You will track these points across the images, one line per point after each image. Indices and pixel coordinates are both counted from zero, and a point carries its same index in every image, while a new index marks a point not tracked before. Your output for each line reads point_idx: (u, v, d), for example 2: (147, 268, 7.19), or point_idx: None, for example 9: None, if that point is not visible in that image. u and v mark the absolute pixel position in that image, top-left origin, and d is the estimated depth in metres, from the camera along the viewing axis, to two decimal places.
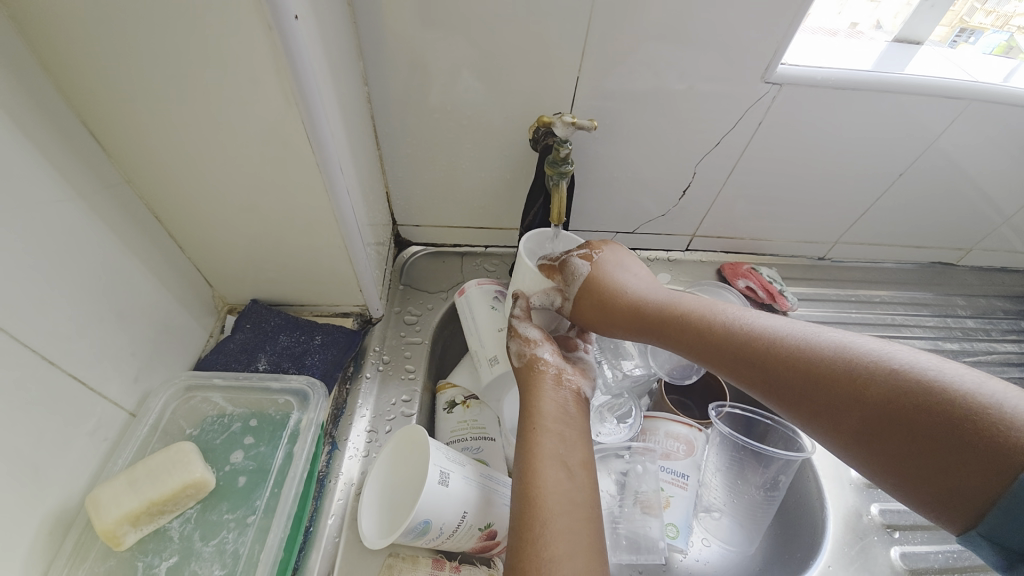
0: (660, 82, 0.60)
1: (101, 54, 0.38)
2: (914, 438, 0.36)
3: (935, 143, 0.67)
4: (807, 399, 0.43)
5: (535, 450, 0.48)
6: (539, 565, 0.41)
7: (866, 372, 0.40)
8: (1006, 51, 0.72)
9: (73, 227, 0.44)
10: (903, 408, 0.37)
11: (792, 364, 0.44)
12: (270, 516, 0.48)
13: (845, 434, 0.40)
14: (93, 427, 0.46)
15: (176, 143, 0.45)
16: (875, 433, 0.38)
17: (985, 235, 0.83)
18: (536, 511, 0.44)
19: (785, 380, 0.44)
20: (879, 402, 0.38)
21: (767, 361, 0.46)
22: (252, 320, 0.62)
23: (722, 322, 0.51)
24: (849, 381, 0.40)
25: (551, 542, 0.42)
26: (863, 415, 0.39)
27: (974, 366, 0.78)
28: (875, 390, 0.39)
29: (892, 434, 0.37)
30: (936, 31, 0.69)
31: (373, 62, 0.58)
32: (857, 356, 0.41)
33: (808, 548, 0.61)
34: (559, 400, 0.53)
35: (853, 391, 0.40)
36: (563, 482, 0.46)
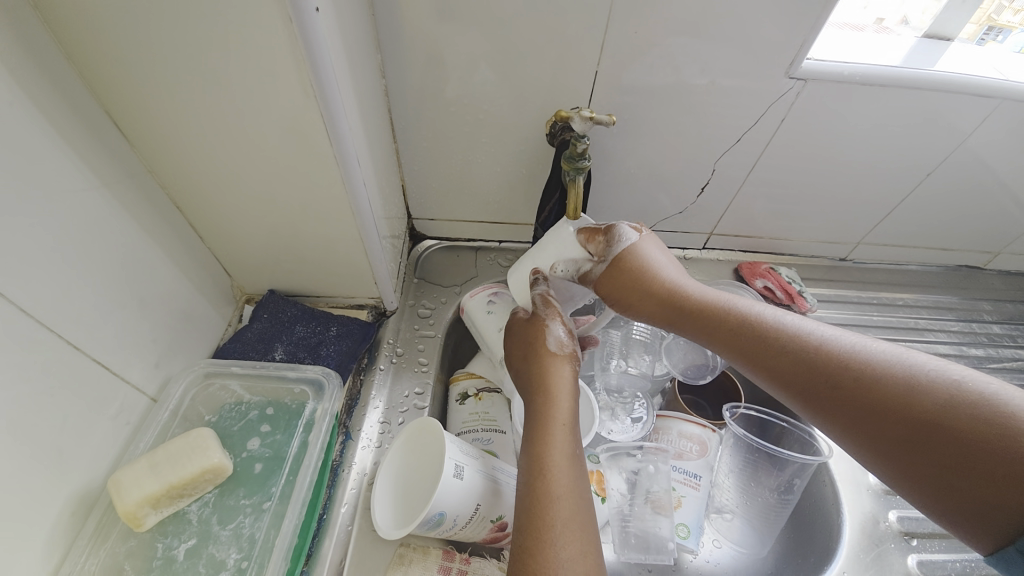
0: (679, 77, 0.60)
1: (127, 45, 0.39)
2: (951, 455, 0.35)
3: (964, 142, 0.65)
4: (838, 403, 0.41)
5: (548, 445, 0.47)
6: (555, 563, 0.40)
7: (910, 384, 0.38)
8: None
9: (99, 216, 0.45)
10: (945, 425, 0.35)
11: (825, 365, 0.42)
12: (285, 503, 0.48)
13: (874, 444, 0.39)
14: (116, 411, 0.47)
15: (198, 134, 0.46)
16: (908, 446, 0.37)
17: (1014, 238, 0.80)
18: (550, 508, 0.43)
19: (816, 381, 0.42)
20: (920, 417, 0.37)
21: (798, 361, 0.44)
22: (269, 309, 0.63)
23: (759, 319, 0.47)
24: (888, 390, 0.38)
25: (566, 540, 0.41)
26: (906, 428, 0.37)
27: (999, 372, 0.76)
28: (915, 403, 0.37)
29: (927, 449, 0.36)
30: (966, 28, 0.67)
31: (392, 56, 0.58)
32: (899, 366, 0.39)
33: (822, 554, 0.60)
34: (573, 390, 0.52)
35: (901, 403, 0.38)
36: (575, 479, 0.46)
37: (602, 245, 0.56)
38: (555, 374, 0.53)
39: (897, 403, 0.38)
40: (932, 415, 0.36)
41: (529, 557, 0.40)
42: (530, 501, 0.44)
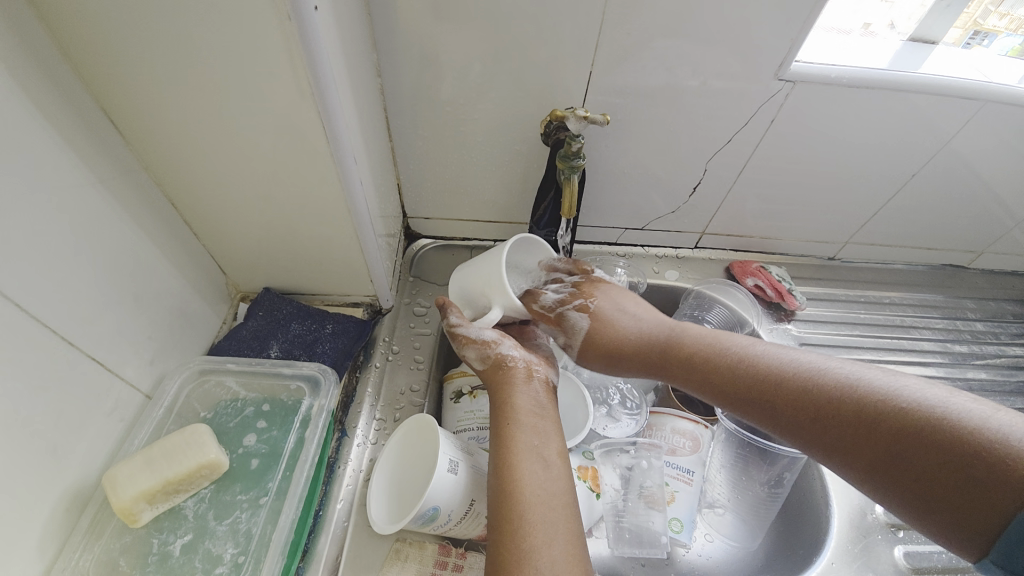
0: (671, 78, 0.60)
1: (122, 41, 0.39)
2: (920, 464, 0.37)
3: (949, 143, 0.67)
4: (815, 426, 0.44)
5: (511, 443, 0.50)
6: (520, 552, 0.42)
7: (864, 403, 0.41)
8: (1021, 54, 0.71)
9: (95, 211, 0.44)
10: (909, 432, 0.38)
11: (794, 390, 0.46)
12: (281, 499, 0.49)
13: (855, 462, 0.41)
14: (111, 407, 0.47)
15: (193, 132, 0.46)
16: (883, 459, 0.39)
17: (997, 238, 0.82)
18: (512, 501, 0.46)
19: (791, 411, 0.45)
20: (886, 429, 0.39)
21: (773, 387, 0.47)
22: (265, 307, 0.63)
23: (727, 360, 0.52)
24: (857, 407, 0.42)
25: (528, 531, 0.44)
26: (872, 448, 0.40)
27: (982, 369, 0.78)
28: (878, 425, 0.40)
29: (897, 460, 0.38)
30: (949, 34, 0.68)
31: (388, 55, 0.59)
32: (856, 381, 0.43)
33: (811, 545, 0.61)
34: (532, 397, 0.55)
35: (862, 426, 0.41)
36: (539, 472, 0.48)
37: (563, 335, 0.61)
38: (509, 369, 0.57)
39: (864, 419, 0.41)
40: (897, 427, 0.39)
41: (497, 548, 0.43)
42: (499, 497, 0.46)
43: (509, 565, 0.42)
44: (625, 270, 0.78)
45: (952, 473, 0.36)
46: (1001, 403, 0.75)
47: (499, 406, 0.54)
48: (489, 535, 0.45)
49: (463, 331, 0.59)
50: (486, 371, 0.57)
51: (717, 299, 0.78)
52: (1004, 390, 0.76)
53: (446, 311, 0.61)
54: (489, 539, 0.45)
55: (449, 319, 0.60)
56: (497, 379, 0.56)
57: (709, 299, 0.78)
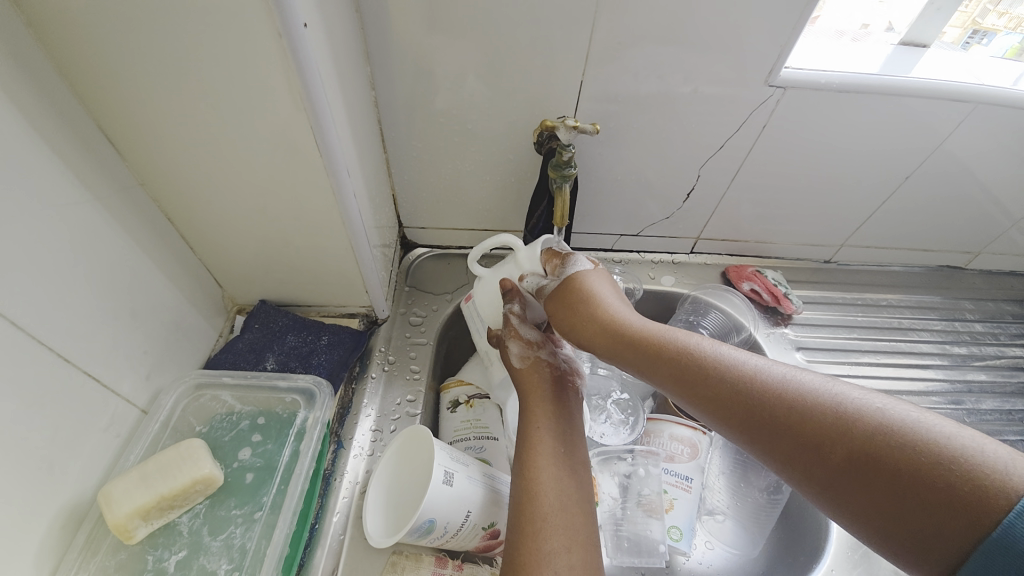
0: (663, 86, 0.61)
1: (117, 60, 0.40)
2: (892, 487, 0.34)
3: (941, 145, 0.67)
4: (783, 432, 0.40)
5: (535, 447, 0.51)
6: (539, 554, 0.43)
7: (837, 411, 0.38)
8: (1019, 54, 0.71)
9: (91, 228, 0.45)
10: (881, 449, 0.35)
11: (762, 393, 0.42)
12: (276, 513, 0.48)
13: (819, 474, 0.38)
14: (107, 423, 0.47)
15: (186, 148, 0.47)
16: (849, 474, 0.36)
17: (993, 239, 0.82)
18: (534, 503, 0.46)
19: (758, 413, 0.42)
20: (859, 444, 0.36)
21: (739, 388, 0.43)
22: (261, 320, 0.63)
23: (695, 354, 0.47)
24: (829, 418, 0.38)
25: (548, 534, 0.44)
26: (841, 460, 0.37)
27: (981, 371, 0.78)
28: (850, 436, 0.37)
29: (865, 478, 0.35)
30: (948, 33, 0.69)
31: (380, 68, 0.59)
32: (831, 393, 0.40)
33: (811, 552, 0.61)
34: (561, 404, 0.55)
35: (833, 435, 0.37)
36: (560, 477, 0.49)
37: (557, 267, 0.58)
38: (543, 375, 0.56)
39: (835, 430, 0.37)
40: (871, 443, 0.36)
41: (514, 552, 0.44)
42: (521, 500, 0.47)
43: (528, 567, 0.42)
44: (622, 277, 0.79)
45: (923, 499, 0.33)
46: (1001, 405, 0.74)
47: (525, 409, 0.55)
48: (507, 538, 0.45)
49: (516, 324, 0.58)
50: (522, 371, 0.57)
51: (714, 304, 0.78)
52: (1004, 392, 0.76)
53: (511, 294, 0.59)
54: (507, 543, 0.45)
55: (510, 304, 0.59)
56: (528, 379, 0.56)
57: (706, 304, 0.78)
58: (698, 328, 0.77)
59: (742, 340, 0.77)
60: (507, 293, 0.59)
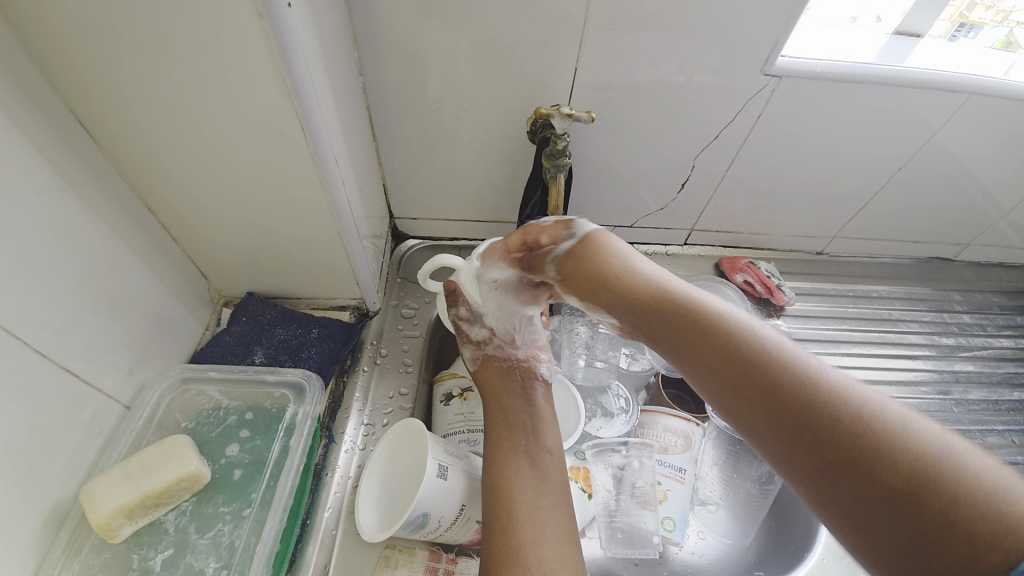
0: (658, 74, 0.60)
1: (88, 40, 0.38)
2: (894, 497, 0.29)
3: (934, 136, 0.67)
4: (780, 419, 0.34)
5: (501, 444, 0.51)
6: (509, 551, 0.43)
7: (841, 404, 0.33)
8: (1006, 46, 0.71)
9: (66, 218, 0.43)
10: (885, 457, 0.30)
11: (766, 373, 0.36)
12: (266, 509, 0.48)
13: (804, 464, 0.32)
14: (88, 419, 0.46)
15: (165, 134, 0.45)
16: (844, 478, 0.31)
17: (982, 230, 0.83)
18: (500, 500, 0.47)
19: (749, 386, 0.36)
20: (867, 450, 0.30)
21: (746, 368, 0.37)
22: (248, 312, 0.62)
23: (688, 316, 0.41)
24: (834, 414, 0.32)
25: (517, 529, 0.45)
26: (836, 459, 0.31)
27: (969, 361, 0.79)
28: (850, 430, 0.31)
29: (866, 485, 0.30)
30: (936, 26, 0.68)
31: (370, 53, 0.58)
32: (845, 388, 0.33)
33: (801, 543, 0.63)
34: (520, 395, 0.55)
35: (829, 429, 0.32)
36: (527, 472, 0.49)
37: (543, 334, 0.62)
38: (496, 368, 0.58)
39: (839, 426, 0.32)
40: (872, 451, 0.30)
41: (489, 547, 0.45)
42: (492, 497, 0.47)
43: (498, 563, 0.43)
44: None
45: (939, 540, 0.27)
46: (988, 395, 0.76)
47: (489, 405, 0.55)
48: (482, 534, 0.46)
49: (465, 329, 0.60)
50: (477, 372, 0.59)
51: None
52: (990, 381, 0.77)
53: (454, 297, 0.61)
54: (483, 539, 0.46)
55: (453, 309, 0.60)
56: (485, 378, 0.58)
57: None
58: None
59: None
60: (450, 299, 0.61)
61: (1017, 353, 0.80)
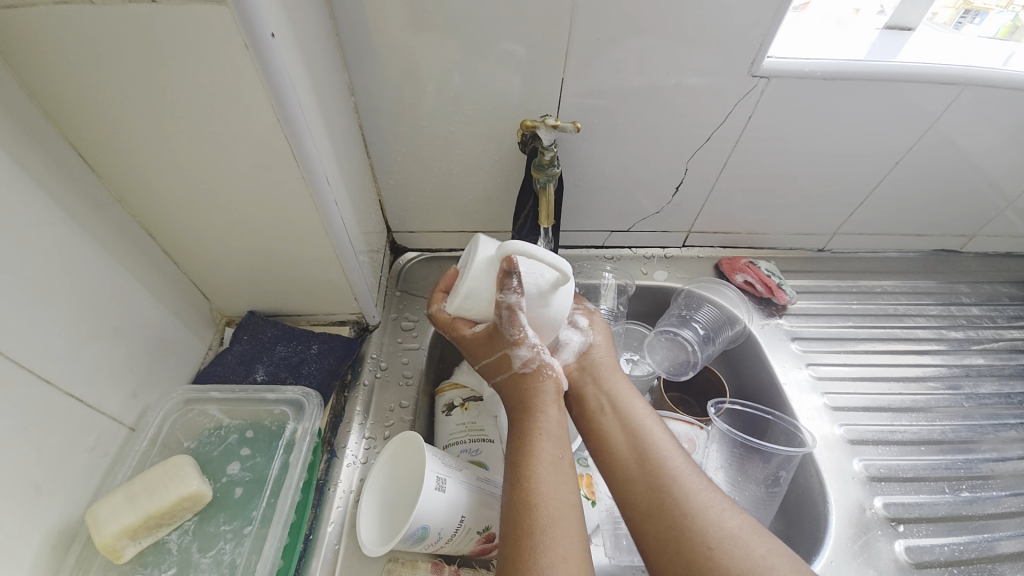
0: (645, 80, 0.60)
1: (84, 76, 0.39)
2: (689, 553, 0.44)
3: (934, 125, 0.66)
4: (643, 488, 0.49)
5: (533, 454, 0.48)
6: (540, 569, 0.42)
7: (683, 489, 0.48)
8: (1011, 32, 0.70)
9: (68, 247, 0.44)
10: (694, 529, 0.45)
11: (643, 455, 0.51)
12: (266, 526, 0.48)
13: (645, 520, 0.48)
14: (94, 442, 0.47)
15: (162, 162, 0.46)
16: (664, 535, 0.46)
17: (988, 220, 0.81)
18: (531, 515, 0.45)
19: (632, 461, 0.51)
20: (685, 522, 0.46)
21: (636, 449, 0.52)
22: (249, 331, 0.63)
23: (607, 400, 0.57)
24: (676, 493, 0.48)
25: (549, 545, 0.43)
26: (664, 523, 0.47)
27: (979, 355, 0.77)
28: (681, 506, 0.47)
29: (677, 543, 0.45)
30: (940, 13, 0.69)
31: (360, 73, 0.59)
32: (690, 482, 0.49)
33: (811, 544, 0.60)
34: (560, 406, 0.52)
35: (666, 502, 0.48)
36: (560, 486, 0.47)
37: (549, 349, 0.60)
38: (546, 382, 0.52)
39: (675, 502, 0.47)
40: (687, 523, 0.46)
41: (514, 564, 0.42)
42: (516, 511, 0.45)
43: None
44: (613, 274, 0.76)
45: None
46: (1000, 388, 0.74)
47: (520, 414, 0.52)
48: (503, 548, 0.44)
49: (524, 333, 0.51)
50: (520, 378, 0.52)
51: (707, 298, 0.76)
52: (1004, 374, 0.76)
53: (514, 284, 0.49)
54: (503, 553, 0.44)
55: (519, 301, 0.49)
56: (528, 388, 0.52)
57: (698, 299, 0.76)
58: (692, 322, 0.74)
59: (736, 334, 0.75)
60: (503, 276, 0.49)
61: None
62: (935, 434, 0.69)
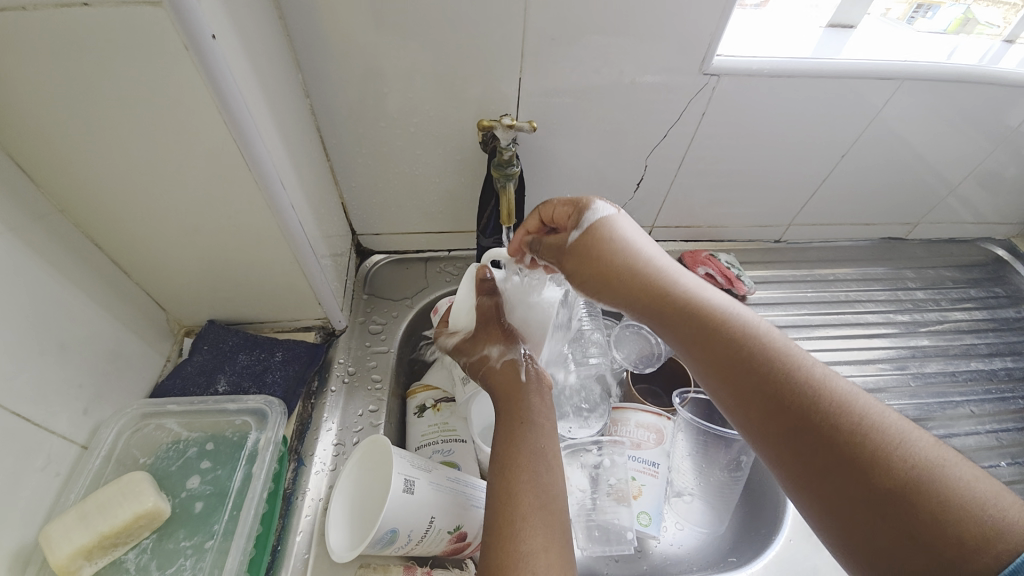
0: (601, 79, 0.61)
1: (14, 81, 0.38)
2: (870, 490, 0.34)
3: (877, 117, 0.69)
4: (779, 413, 0.39)
5: (514, 444, 0.49)
6: (517, 556, 0.41)
7: (838, 410, 0.38)
8: (961, 25, 0.74)
9: (7, 261, 0.42)
10: (867, 459, 0.35)
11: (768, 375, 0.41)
12: (229, 539, 0.48)
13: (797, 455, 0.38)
14: (44, 462, 0.45)
15: (105, 171, 0.45)
16: (830, 471, 0.36)
17: (932, 208, 0.85)
18: (512, 505, 0.44)
19: (758, 380, 0.41)
20: (855, 452, 0.36)
21: (756, 367, 0.41)
22: (209, 340, 0.61)
23: (703, 310, 0.45)
24: (829, 414, 0.38)
25: (528, 534, 0.42)
26: (824, 456, 0.37)
27: (926, 336, 0.82)
28: (844, 434, 0.37)
29: (849, 479, 0.35)
30: (893, 10, 0.73)
31: (315, 73, 0.58)
32: (846, 400, 0.38)
33: (772, 522, 0.64)
34: (546, 408, 0.54)
35: (824, 427, 0.37)
36: (545, 476, 0.47)
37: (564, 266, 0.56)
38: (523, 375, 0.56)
39: (831, 429, 0.37)
40: (856, 452, 0.36)
41: (492, 556, 0.42)
42: (492, 506, 0.45)
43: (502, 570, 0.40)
44: None
45: (915, 530, 0.32)
46: (945, 367, 0.79)
47: (506, 405, 0.53)
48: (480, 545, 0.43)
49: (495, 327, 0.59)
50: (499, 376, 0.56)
51: None
52: (948, 354, 0.80)
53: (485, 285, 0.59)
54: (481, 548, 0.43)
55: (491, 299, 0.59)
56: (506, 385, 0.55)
57: None
58: None
59: None
60: (479, 284, 0.59)
61: (971, 324, 0.84)
62: None
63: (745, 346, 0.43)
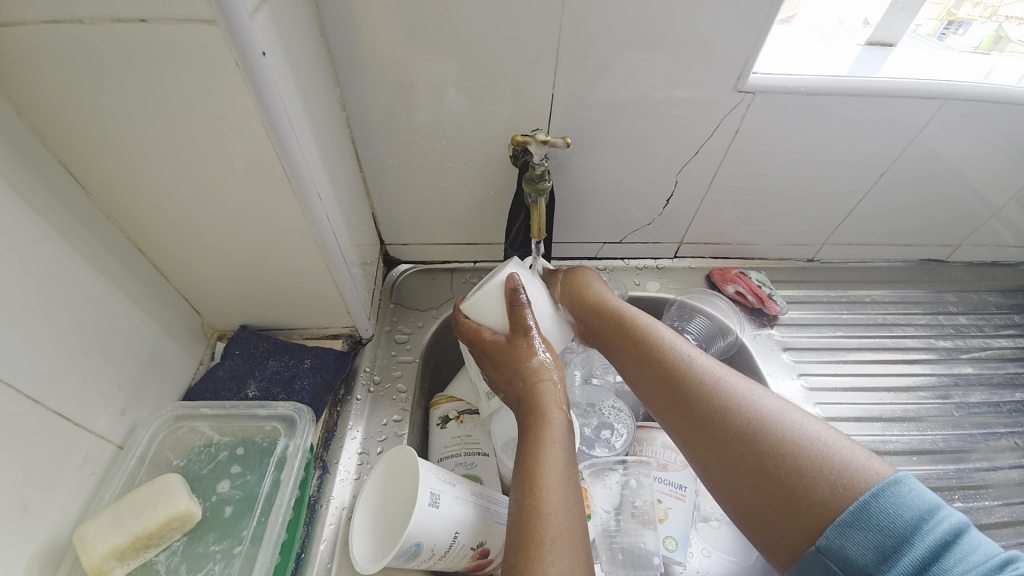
0: (634, 95, 0.61)
1: (74, 93, 0.40)
2: (744, 463, 0.42)
3: (918, 136, 0.67)
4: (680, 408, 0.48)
5: (539, 460, 0.48)
6: None
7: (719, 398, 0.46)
8: (993, 43, 0.73)
9: (56, 265, 0.44)
10: (740, 434, 0.43)
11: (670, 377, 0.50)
12: (257, 545, 0.48)
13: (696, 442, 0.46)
14: (81, 461, 0.46)
15: (153, 180, 0.46)
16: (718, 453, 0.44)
17: (974, 229, 0.82)
18: (540, 524, 0.43)
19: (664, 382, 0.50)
20: (732, 432, 0.44)
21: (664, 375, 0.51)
22: (241, 346, 0.63)
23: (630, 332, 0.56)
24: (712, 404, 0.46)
25: (556, 553, 0.41)
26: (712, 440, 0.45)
27: (969, 363, 0.78)
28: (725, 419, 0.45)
29: (731, 456, 0.43)
30: (923, 26, 0.72)
31: (353, 87, 0.60)
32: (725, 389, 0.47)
33: None
34: (568, 426, 0.51)
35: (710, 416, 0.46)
36: (567, 491, 0.46)
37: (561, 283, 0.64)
38: (550, 394, 0.52)
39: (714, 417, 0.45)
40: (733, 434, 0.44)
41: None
42: (517, 533, 0.43)
43: None
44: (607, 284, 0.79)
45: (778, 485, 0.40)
46: (990, 397, 0.75)
47: (530, 419, 0.52)
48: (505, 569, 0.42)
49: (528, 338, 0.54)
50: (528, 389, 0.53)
51: (698, 309, 0.79)
52: (992, 383, 0.76)
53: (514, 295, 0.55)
54: (507, 569, 0.42)
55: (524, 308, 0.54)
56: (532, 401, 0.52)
57: (690, 309, 0.79)
58: (684, 332, 0.77)
59: (728, 344, 0.77)
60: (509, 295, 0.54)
61: (1016, 352, 0.80)
62: (926, 444, 0.70)
63: (657, 356, 0.52)
